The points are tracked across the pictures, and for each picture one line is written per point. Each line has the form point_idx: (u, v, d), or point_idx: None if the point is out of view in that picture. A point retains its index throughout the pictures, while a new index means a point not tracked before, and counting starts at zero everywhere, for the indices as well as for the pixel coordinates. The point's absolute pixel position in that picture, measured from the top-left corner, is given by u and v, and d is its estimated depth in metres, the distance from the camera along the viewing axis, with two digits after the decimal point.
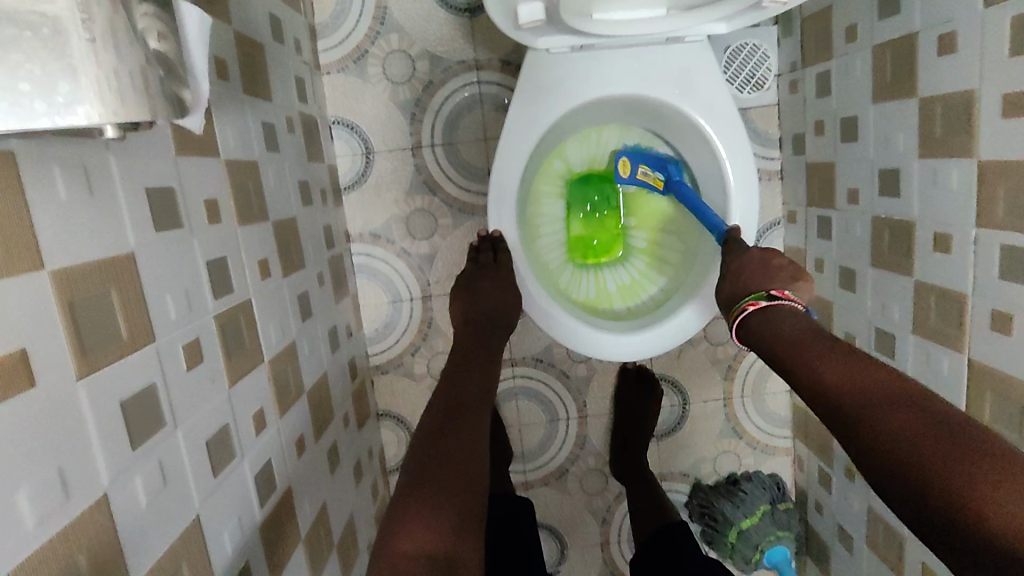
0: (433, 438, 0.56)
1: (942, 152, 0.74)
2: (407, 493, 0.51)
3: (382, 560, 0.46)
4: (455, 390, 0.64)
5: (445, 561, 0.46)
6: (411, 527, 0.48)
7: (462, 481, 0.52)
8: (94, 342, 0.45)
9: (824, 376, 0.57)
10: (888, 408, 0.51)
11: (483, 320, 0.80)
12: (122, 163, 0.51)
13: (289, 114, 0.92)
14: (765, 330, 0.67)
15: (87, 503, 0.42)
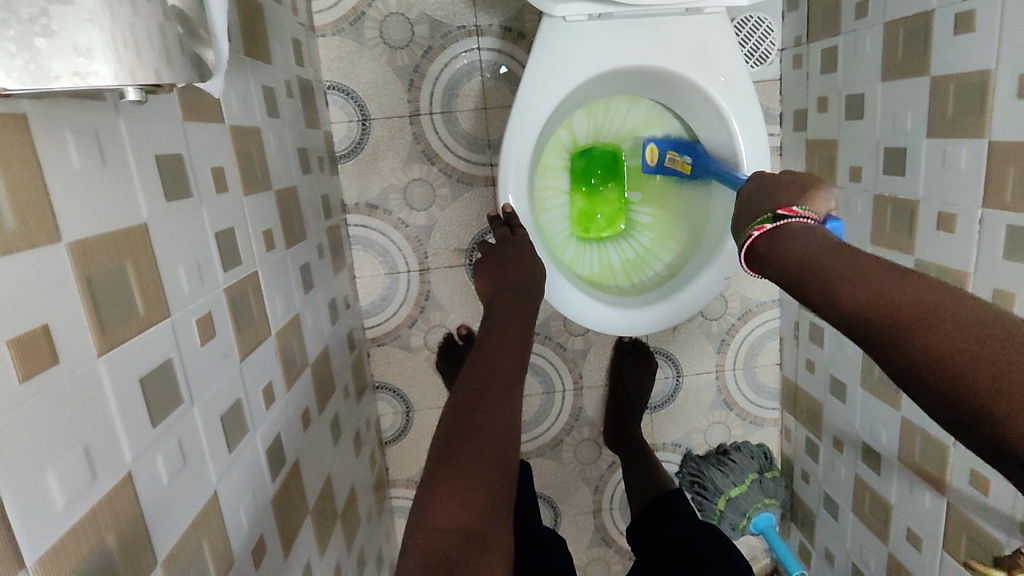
0: (468, 408, 0.55)
1: (952, 132, 0.75)
2: (438, 467, 0.51)
3: (415, 532, 0.47)
4: (484, 359, 0.62)
5: (478, 538, 0.47)
6: (445, 502, 0.48)
7: (493, 457, 0.52)
8: (113, 318, 0.43)
9: (847, 296, 0.46)
10: (926, 327, 0.41)
11: (509, 294, 0.75)
12: (134, 128, 0.48)
13: (287, 77, 0.88)
14: (774, 250, 0.57)
15: (112, 483, 0.41)
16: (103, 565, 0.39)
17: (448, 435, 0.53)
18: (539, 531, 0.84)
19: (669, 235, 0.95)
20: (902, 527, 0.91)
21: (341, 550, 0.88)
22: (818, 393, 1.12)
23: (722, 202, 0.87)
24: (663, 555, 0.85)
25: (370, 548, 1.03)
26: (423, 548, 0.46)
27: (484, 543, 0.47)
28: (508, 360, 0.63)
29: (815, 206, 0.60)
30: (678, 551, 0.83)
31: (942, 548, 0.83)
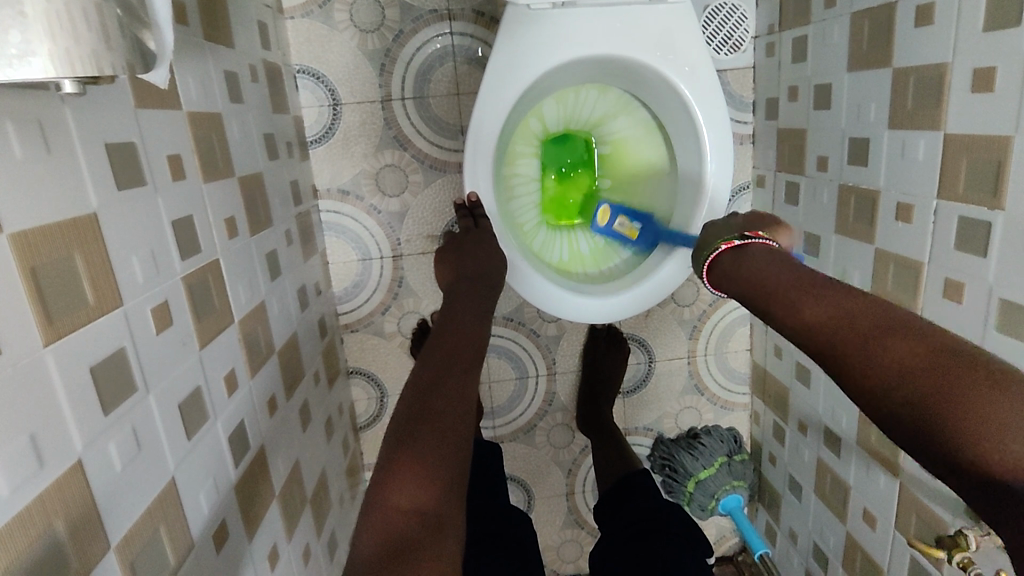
0: (427, 391, 0.56)
1: (910, 124, 0.76)
2: (397, 448, 0.51)
3: (375, 514, 0.48)
4: (444, 344, 0.64)
5: (435, 519, 0.48)
6: (405, 483, 0.49)
7: (452, 438, 0.52)
8: (61, 307, 0.43)
9: (805, 313, 0.52)
10: (872, 340, 0.46)
11: (470, 281, 0.77)
12: (82, 116, 0.48)
13: (252, 62, 0.87)
14: (736, 268, 0.63)
15: (61, 470, 0.41)
16: (54, 550, 0.40)
17: (408, 417, 0.53)
18: (504, 515, 0.86)
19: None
20: (859, 508, 0.94)
21: (310, 533, 0.89)
22: (785, 377, 1.14)
23: (688, 191, 0.88)
24: (628, 529, 0.88)
25: (341, 531, 1.04)
26: (383, 530, 0.47)
27: (443, 524, 0.48)
28: (468, 347, 0.64)
29: (775, 235, 0.66)
30: (643, 526, 0.86)
31: (895, 528, 0.86)
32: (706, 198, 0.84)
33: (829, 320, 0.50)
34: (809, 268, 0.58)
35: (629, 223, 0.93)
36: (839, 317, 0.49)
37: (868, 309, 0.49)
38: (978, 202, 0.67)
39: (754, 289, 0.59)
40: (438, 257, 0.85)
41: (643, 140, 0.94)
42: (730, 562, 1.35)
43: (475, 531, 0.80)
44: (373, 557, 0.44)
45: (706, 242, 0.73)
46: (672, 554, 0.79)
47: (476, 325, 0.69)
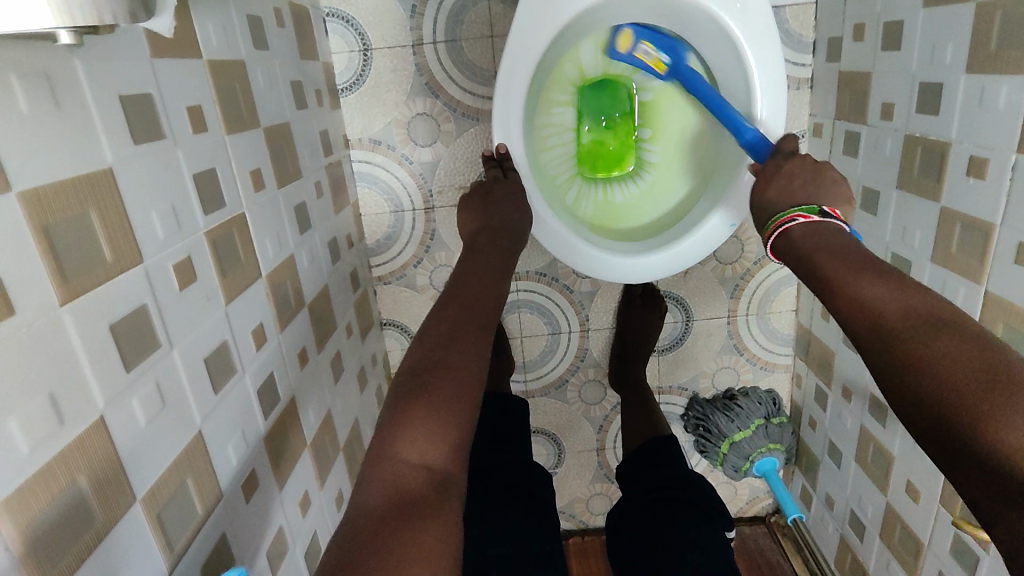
0: (443, 346, 0.55)
1: (992, 68, 0.68)
2: (409, 400, 0.50)
3: (385, 466, 0.47)
4: (462, 297, 0.61)
5: (444, 477, 0.47)
6: (415, 436, 0.48)
7: (466, 397, 0.51)
8: (75, 268, 0.43)
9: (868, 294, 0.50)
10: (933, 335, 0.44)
11: (492, 233, 0.73)
12: (91, 66, 0.46)
13: (278, 5, 0.84)
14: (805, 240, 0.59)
15: (82, 427, 0.42)
16: (77, 502, 0.41)
17: (421, 368, 0.53)
18: (525, 472, 0.86)
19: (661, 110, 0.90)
20: (902, 480, 0.90)
21: (343, 479, 0.91)
22: (831, 341, 1.09)
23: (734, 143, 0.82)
24: (651, 493, 0.86)
25: None
26: (388, 482, 0.46)
27: (454, 481, 0.48)
28: (487, 303, 0.62)
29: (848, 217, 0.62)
30: (669, 494, 0.85)
31: (939, 503, 0.82)
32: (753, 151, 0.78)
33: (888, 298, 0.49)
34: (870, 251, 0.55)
35: (654, 52, 0.82)
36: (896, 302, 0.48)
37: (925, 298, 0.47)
38: None
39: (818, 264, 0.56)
40: (462, 205, 0.80)
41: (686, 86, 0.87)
42: (762, 522, 1.34)
43: (488, 488, 0.81)
44: (378, 508, 0.44)
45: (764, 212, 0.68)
46: (698, 532, 0.78)
47: (496, 279, 0.66)
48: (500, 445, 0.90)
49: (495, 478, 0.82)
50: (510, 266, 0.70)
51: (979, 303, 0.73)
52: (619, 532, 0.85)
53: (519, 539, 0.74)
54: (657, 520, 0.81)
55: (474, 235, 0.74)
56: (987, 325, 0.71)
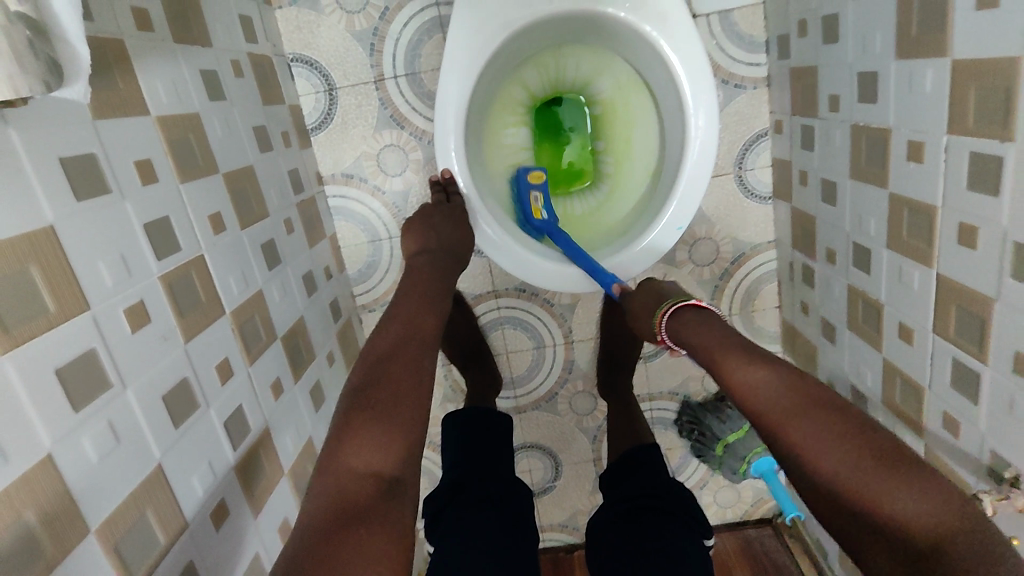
0: (386, 362, 0.57)
1: (917, 53, 0.69)
2: (353, 413, 0.52)
3: (331, 477, 0.48)
4: (404, 315, 0.64)
5: (393, 481, 0.49)
6: (359, 447, 0.50)
7: (410, 409, 0.53)
8: (18, 319, 0.47)
9: (749, 392, 0.56)
10: (809, 421, 0.52)
11: (427, 255, 0.75)
12: (27, 135, 0.50)
13: (235, 57, 0.89)
14: (685, 330, 0.66)
15: (28, 465, 0.45)
16: (24, 537, 0.44)
17: (363, 384, 0.55)
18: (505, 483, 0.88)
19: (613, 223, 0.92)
20: None
21: None
22: (812, 335, 1.08)
23: (675, 145, 0.83)
24: (634, 500, 0.86)
25: None
26: (334, 490, 0.47)
27: (403, 485, 0.49)
28: (426, 317, 0.64)
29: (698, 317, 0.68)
30: (648, 500, 0.85)
31: None
32: (690, 155, 0.79)
33: (769, 397, 0.55)
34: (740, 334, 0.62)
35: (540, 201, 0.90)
36: (775, 399, 0.54)
37: (801, 387, 0.54)
38: (989, 135, 0.60)
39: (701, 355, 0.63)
40: (407, 228, 0.82)
41: (629, 96, 0.89)
42: (769, 524, 1.32)
43: (472, 497, 0.84)
44: (325, 517, 0.45)
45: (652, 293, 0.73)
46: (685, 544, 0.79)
47: (437, 296, 0.69)
48: (487, 456, 0.92)
49: (480, 487, 0.85)
50: (448, 284, 0.73)
51: (932, 285, 0.72)
52: (598, 536, 0.87)
53: (497, 550, 0.76)
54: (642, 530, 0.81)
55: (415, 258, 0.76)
56: (941, 308, 0.71)
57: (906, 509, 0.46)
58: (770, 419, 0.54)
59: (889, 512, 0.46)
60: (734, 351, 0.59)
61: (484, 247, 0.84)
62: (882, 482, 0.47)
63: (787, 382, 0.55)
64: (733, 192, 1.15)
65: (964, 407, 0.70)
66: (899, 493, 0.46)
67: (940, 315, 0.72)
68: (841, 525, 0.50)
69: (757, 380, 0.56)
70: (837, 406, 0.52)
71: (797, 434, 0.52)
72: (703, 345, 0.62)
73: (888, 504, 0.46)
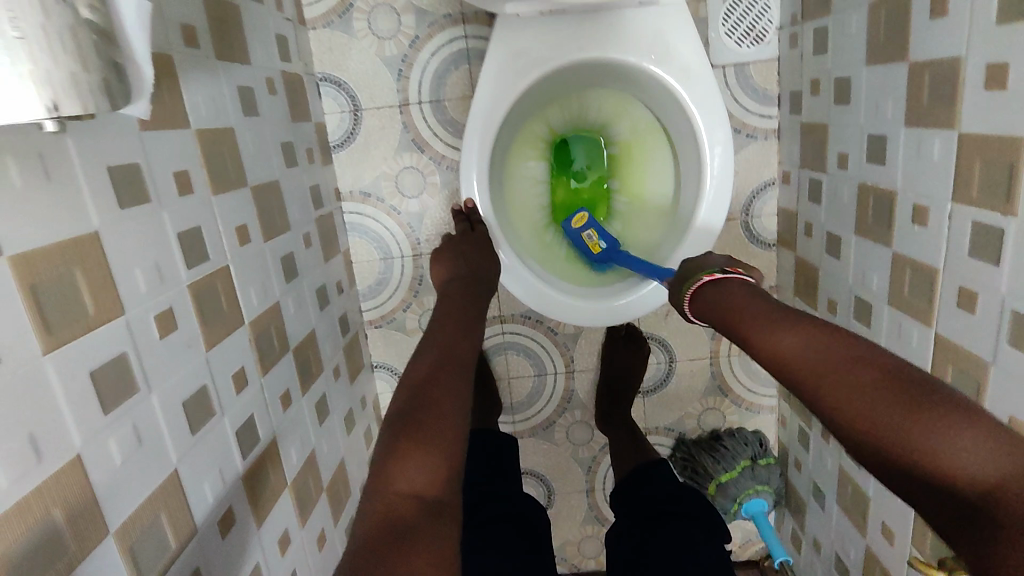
0: (423, 386, 0.59)
1: (926, 123, 0.72)
2: (396, 436, 0.53)
3: (378, 499, 0.49)
4: (440, 342, 0.66)
5: (437, 503, 0.50)
6: (403, 469, 0.51)
7: (450, 434, 0.54)
8: (59, 321, 0.48)
9: (776, 349, 0.56)
10: (842, 374, 0.50)
11: (459, 282, 0.78)
12: (82, 144, 0.53)
13: (270, 74, 0.92)
14: (711, 298, 0.66)
15: (59, 464, 0.47)
16: (50, 534, 0.45)
17: (405, 406, 0.56)
18: (517, 498, 0.91)
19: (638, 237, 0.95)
20: (879, 521, 0.91)
21: (326, 518, 0.95)
22: None
23: (690, 191, 0.86)
24: (652, 513, 0.91)
25: None
26: (381, 512, 0.48)
27: (447, 506, 0.50)
28: (462, 344, 0.66)
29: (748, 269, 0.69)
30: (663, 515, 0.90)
31: (911, 543, 0.83)
32: (704, 203, 0.82)
33: (795, 350, 0.55)
34: (767, 296, 0.62)
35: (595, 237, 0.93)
36: (801, 351, 0.54)
37: (824, 339, 0.54)
38: (992, 206, 0.63)
39: (728, 319, 0.63)
40: (438, 257, 0.85)
41: (647, 140, 0.93)
42: (756, 566, 1.33)
43: (486, 514, 0.85)
44: (371, 537, 0.46)
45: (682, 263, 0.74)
46: (707, 550, 0.82)
47: (471, 324, 0.71)
48: (501, 471, 0.95)
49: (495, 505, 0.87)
50: (482, 310, 0.75)
51: (930, 344, 0.75)
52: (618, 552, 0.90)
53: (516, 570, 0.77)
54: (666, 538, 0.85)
55: (447, 284, 0.79)
56: (938, 367, 0.74)
57: (958, 454, 0.43)
58: (802, 374, 0.54)
59: (929, 455, 0.44)
60: (762, 313, 0.60)
61: (504, 281, 0.86)
62: (920, 425, 0.45)
63: (813, 336, 0.55)
64: (739, 237, 1.18)
65: None
66: (934, 436, 0.44)
67: (936, 374, 0.74)
68: (886, 469, 0.47)
69: (785, 336, 0.56)
70: (866, 355, 0.51)
71: (831, 389, 0.51)
72: (733, 312, 0.62)
73: (932, 448, 0.44)
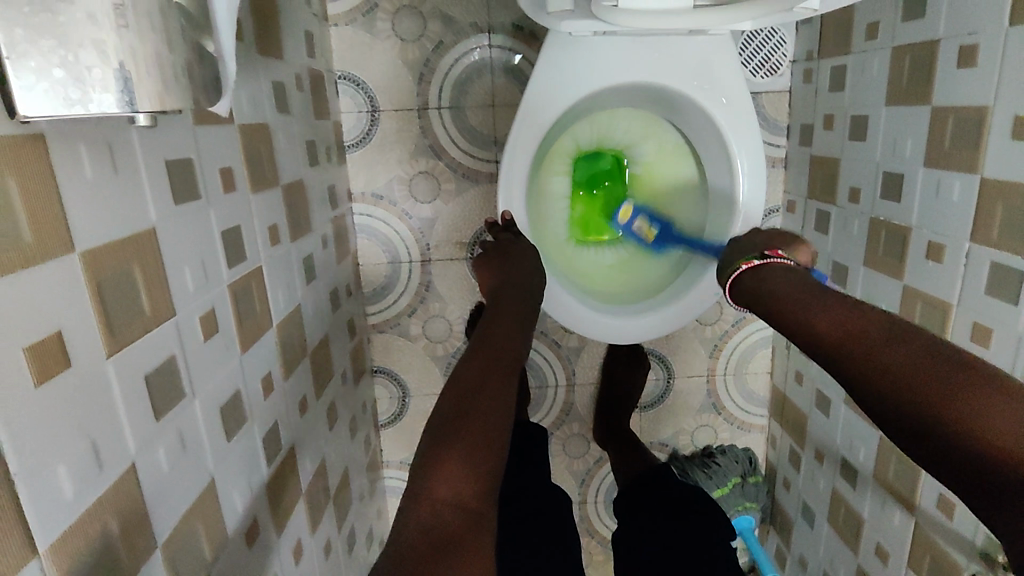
0: (469, 394, 0.58)
1: (947, 165, 0.77)
2: (439, 445, 0.53)
3: (422, 505, 0.49)
4: (487, 350, 0.65)
5: (476, 514, 0.50)
6: (447, 477, 0.51)
7: (490, 445, 0.54)
8: (121, 321, 0.46)
9: (817, 325, 0.59)
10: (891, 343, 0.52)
11: (515, 289, 0.76)
12: (145, 136, 0.50)
13: (299, 71, 0.90)
14: (757, 287, 0.69)
15: (115, 473, 0.44)
16: (106, 546, 0.43)
17: (451, 413, 0.56)
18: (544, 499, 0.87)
19: (658, 248, 0.97)
20: (872, 543, 0.94)
21: (331, 527, 0.93)
22: (804, 404, 1.15)
23: (720, 211, 0.88)
24: (662, 508, 0.94)
25: (359, 524, 1.08)
26: (424, 520, 0.48)
27: (484, 518, 0.50)
28: (511, 351, 0.65)
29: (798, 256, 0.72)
30: (674, 510, 0.92)
31: (906, 564, 0.87)
32: (738, 224, 0.84)
33: (835, 325, 0.57)
34: (819, 283, 0.64)
35: (647, 224, 0.95)
36: (844, 323, 0.56)
37: (868, 314, 0.56)
38: (1012, 250, 0.67)
39: (771, 305, 0.65)
40: (481, 259, 0.83)
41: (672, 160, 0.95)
42: None
43: (516, 528, 0.80)
44: (414, 548, 0.46)
45: (734, 254, 0.78)
46: (721, 551, 0.87)
47: (519, 333, 0.70)
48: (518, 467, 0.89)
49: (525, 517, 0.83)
50: (531, 320, 0.73)
51: None
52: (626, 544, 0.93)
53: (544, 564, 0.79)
54: (698, 551, 0.85)
55: (492, 289, 0.77)
56: None
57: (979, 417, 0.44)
58: (846, 342, 0.55)
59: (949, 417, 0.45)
60: (810, 295, 0.62)
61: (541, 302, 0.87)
62: (950, 389, 0.46)
63: (856, 311, 0.57)
64: None
65: None
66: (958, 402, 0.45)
67: None
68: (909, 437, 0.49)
69: (830, 315, 0.58)
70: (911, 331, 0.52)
71: (879, 360, 0.52)
72: (781, 299, 0.64)
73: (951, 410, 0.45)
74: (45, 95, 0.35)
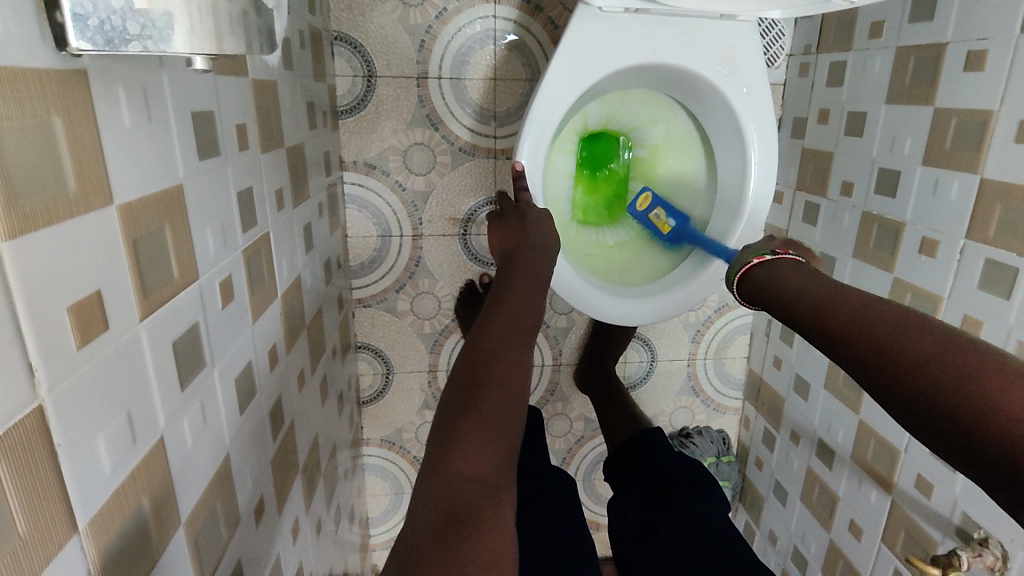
0: (486, 360, 0.54)
1: (946, 164, 0.80)
2: (457, 414, 0.49)
3: (436, 480, 0.45)
4: (503, 315, 0.61)
5: (495, 486, 0.46)
6: (466, 449, 0.47)
7: (508, 416, 0.50)
8: (154, 284, 0.43)
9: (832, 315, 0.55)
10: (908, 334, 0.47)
11: (528, 253, 0.73)
12: (174, 82, 0.46)
13: (301, 27, 0.85)
14: (771, 281, 0.65)
15: (147, 448, 0.41)
16: (139, 525, 0.40)
17: (467, 381, 0.52)
18: (544, 474, 0.84)
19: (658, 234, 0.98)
20: (846, 519, 0.99)
21: (321, 504, 0.90)
22: (781, 388, 1.19)
23: (728, 198, 0.90)
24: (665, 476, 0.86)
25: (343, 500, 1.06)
26: (440, 495, 0.44)
27: (503, 490, 0.47)
28: (528, 317, 0.62)
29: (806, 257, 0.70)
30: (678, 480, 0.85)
31: (880, 540, 0.92)
32: (748, 210, 0.86)
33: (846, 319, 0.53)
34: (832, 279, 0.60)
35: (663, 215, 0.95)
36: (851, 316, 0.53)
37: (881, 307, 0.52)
38: (1010, 248, 0.71)
39: (786, 302, 0.61)
40: (493, 229, 0.81)
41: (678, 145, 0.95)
42: None
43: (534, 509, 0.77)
44: (433, 524, 0.42)
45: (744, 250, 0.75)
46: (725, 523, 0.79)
47: (533, 295, 0.66)
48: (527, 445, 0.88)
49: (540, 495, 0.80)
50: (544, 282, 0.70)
51: None
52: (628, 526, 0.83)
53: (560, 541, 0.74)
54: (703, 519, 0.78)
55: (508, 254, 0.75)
56: None
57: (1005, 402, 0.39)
58: (853, 333, 0.52)
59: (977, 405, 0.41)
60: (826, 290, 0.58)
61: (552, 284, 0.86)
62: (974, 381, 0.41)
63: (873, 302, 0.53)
64: None
65: (940, 471, 0.81)
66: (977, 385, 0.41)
67: None
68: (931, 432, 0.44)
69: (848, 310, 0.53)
70: (925, 323, 0.48)
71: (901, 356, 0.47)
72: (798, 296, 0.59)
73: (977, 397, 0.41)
74: (97, 28, 0.31)
